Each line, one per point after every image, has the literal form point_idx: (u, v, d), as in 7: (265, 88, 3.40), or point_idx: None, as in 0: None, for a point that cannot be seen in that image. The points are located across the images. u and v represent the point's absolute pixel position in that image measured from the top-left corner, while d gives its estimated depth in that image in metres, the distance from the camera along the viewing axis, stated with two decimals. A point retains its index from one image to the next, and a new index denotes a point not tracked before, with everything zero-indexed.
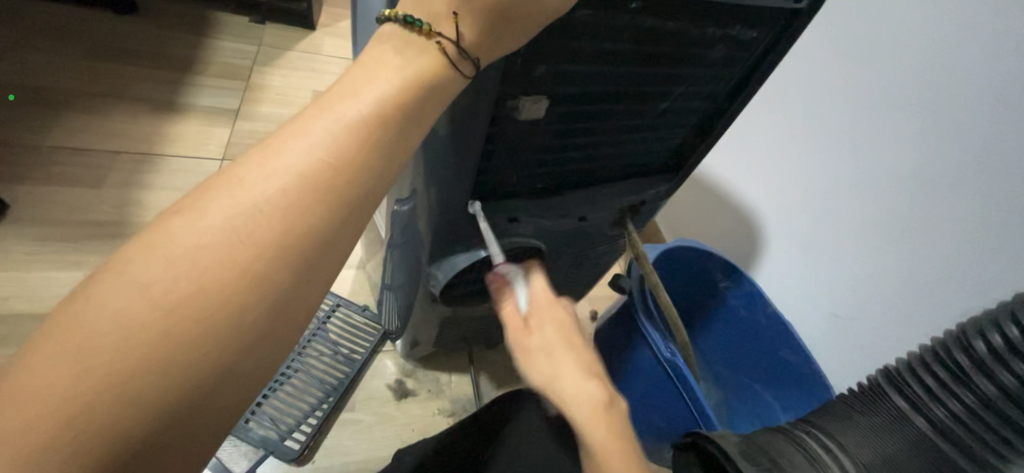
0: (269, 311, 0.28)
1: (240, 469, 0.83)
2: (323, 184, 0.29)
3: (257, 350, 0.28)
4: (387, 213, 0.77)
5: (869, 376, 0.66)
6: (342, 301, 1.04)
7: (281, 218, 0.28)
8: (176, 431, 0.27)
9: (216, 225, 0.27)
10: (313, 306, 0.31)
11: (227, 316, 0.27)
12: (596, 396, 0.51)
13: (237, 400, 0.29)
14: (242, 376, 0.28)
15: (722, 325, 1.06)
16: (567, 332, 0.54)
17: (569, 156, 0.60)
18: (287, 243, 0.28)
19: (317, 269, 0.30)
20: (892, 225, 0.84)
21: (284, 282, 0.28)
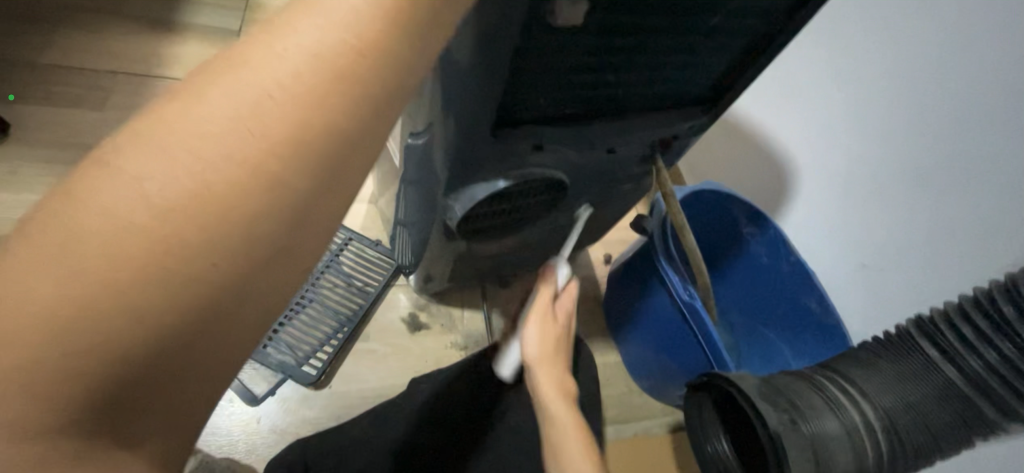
0: (288, 221, 0.25)
1: (261, 390, 0.86)
2: (342, 72, 0.25)
3: (274, 262, 0.26)
4: (399, 142, 0.72)
5: (898, 325, 0.63)
6: (353, 235, 1.03)
7: (293, 111, 0.24)
8: (193, 343, 0.25)
9: (219, 114, 0.23)
10: (335, 220, 0.28)
11: (237, 222, 0.24)
12: (567, 386, 0.66)
13: (256, 315, 0.27)
14: (260, 290, 0.26)
15: (742, 272, 1.03)
16: (562, 337, 0.68)
17: (604, 78, 0.54)
18: (300, 141, 0.24)
19: (339, 175, 0.27)
20: (947, 170, 0.77)
21: (300, 187, 0.25)
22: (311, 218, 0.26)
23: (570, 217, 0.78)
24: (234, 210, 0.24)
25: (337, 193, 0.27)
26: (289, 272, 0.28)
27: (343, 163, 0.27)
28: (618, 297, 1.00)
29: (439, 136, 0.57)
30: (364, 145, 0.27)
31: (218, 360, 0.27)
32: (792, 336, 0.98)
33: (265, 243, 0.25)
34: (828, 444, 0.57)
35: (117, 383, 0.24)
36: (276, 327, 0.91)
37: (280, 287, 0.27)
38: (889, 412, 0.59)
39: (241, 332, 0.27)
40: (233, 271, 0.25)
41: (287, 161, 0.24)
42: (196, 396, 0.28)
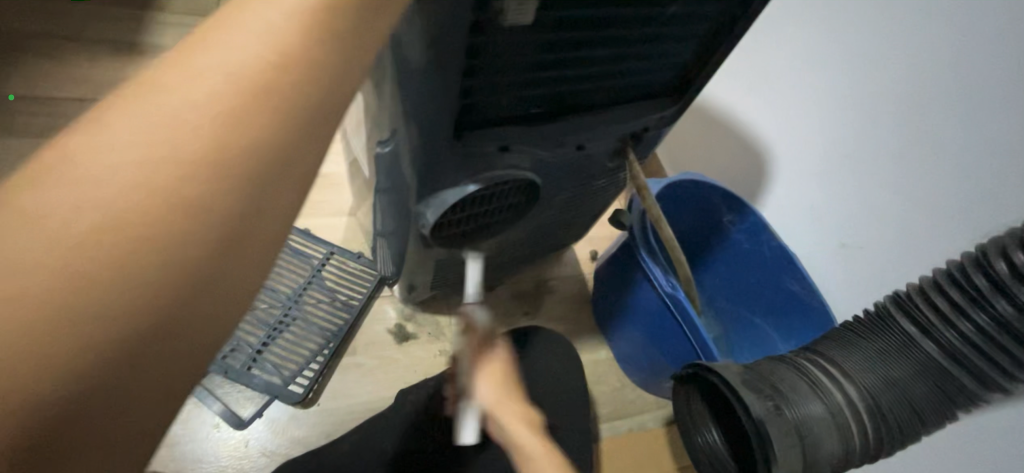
0: (205, 241, 0.27)
1: (248, 413, 0.85)
2: (240, 97, 0.27)
3: (220, 270, 0.28)
4: (369, 154, 0.72)
5: (876, 303, 0.63)
6: (335, 249, 1.02)
7: (196, 138, 0.26)
8: (119, 372, 0.26)
9: (122, 147, 0.25)
10: (257, 239, 0.30)
11: (151, 246, 0.26)
12: (531, 419, 0.61)
13: (185, 339, 0.28)
14: (185, 313, 0.28)
15: (727, 260, 1.03)
16: (508, 372, 0.64)
17: (564, 76, 0.54)
18: (208, 164, 0.26)
19: (256, 194, 0.29)
20: (918, 145, 0.77)
21: (213, 208, 0.27)
22: (249, 225, 0.29)
23: (547, 216, 0.78)
24: (179, 222, 0.26)
25: (276, 201, 0.30)
26: (234, 281, 0.29)
27: (276, 169, 0.29)
28: (604, 293, 1.00)
29: (405, 144, 0.57)
30: (279, 163, 0.29)
31: (151, 389, 0.28)
32: (779, 321, 0.98)
33: (211, 252, 0.28)
34: (813, 427, 0.57)
35: (37, 423, 0.24)
36: (260, 347, 0.90)
37: (209, 309, 0.29)
38: (872, 392, 0.59)
39: (171, 359, 0.28)
40: (184, 278, 0.27)
41: (228, 174, 0.27)
42: (145, 412, 0.28)
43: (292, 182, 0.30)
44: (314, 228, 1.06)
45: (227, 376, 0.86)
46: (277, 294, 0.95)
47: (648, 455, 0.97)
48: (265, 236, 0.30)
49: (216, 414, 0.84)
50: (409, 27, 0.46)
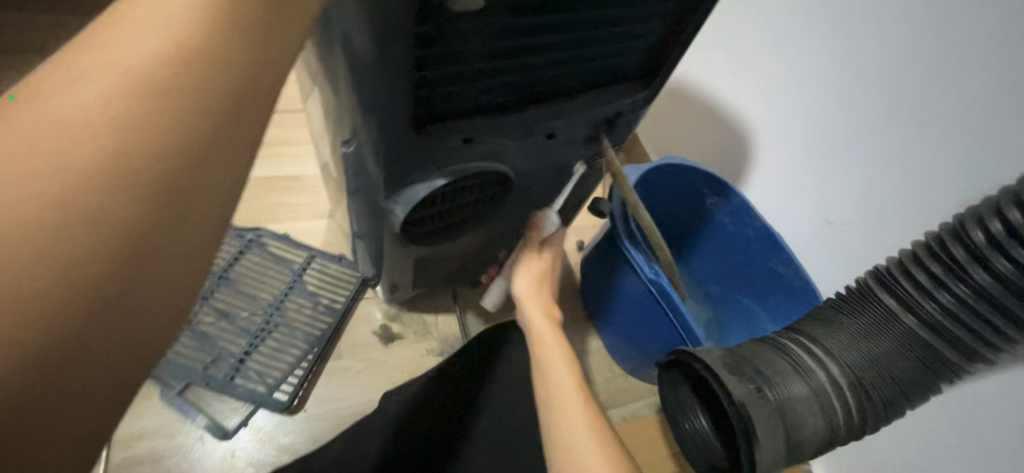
0: (135, 242, 0.26)
1: (233, 424, 0.84)
2: (156, 95, 0.26)
3: (150, 273, 0.27)
4: (338, 155, 0.71)
5: (858, 278, 0.63)
6: (315, 253, 1.01)
7: (111, 139, 0.25)
8: (52, 381, 0.25)
9: (28, 157, 0.24)
10: (195, 238, 0.29)
11: (78, 250, 0.25)
12: (552, 320, 0.78)
13: (125, 342, 0.27)
14: (122, 317, 0.27)
15: (712, 243, 1.03)
16: (544, 279, 0.83)
17: (527, 62, 0.52)
18: (128, 166, 0.26)
19: (190, 191, 0.28)
20: (895, 117, 0.77)
21: (143, 206, 0.26)
22: (177, 226, 0.28)
23: (525, 208, 0.77)
24: (102, 226, 0.25)
25: (206, 202, 0.29)
26: (172, 278, 0.29)
27: (199, 171, 0.28)
28: (590, 283, 0.99)
29: (365, 141, 0.55)
30: (209, 159, 0.28)
31: (91, 396, 0.27)
32: (766, 302, 0.97)
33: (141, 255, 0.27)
34: (796, 407, 0.57)
35: None
36: (243, 356, 0.88)
37: (150, 311, 0.28)
38: (856, 369, 0.59)
39: (113, 363, 0.27)
40: (114, 282, 0.26)
41: (152, 174, 0.26)
42: (80, 425, 0.27)
43: (229, 180, 0.30)
44: (294, 232, 1.04)
45: (210, 387, 0.85)
46: (258, 301, 0.94)
47: (642, 442, 0.97)
48: (205, 234, 0.30)
49: (201, 428, 0.83)
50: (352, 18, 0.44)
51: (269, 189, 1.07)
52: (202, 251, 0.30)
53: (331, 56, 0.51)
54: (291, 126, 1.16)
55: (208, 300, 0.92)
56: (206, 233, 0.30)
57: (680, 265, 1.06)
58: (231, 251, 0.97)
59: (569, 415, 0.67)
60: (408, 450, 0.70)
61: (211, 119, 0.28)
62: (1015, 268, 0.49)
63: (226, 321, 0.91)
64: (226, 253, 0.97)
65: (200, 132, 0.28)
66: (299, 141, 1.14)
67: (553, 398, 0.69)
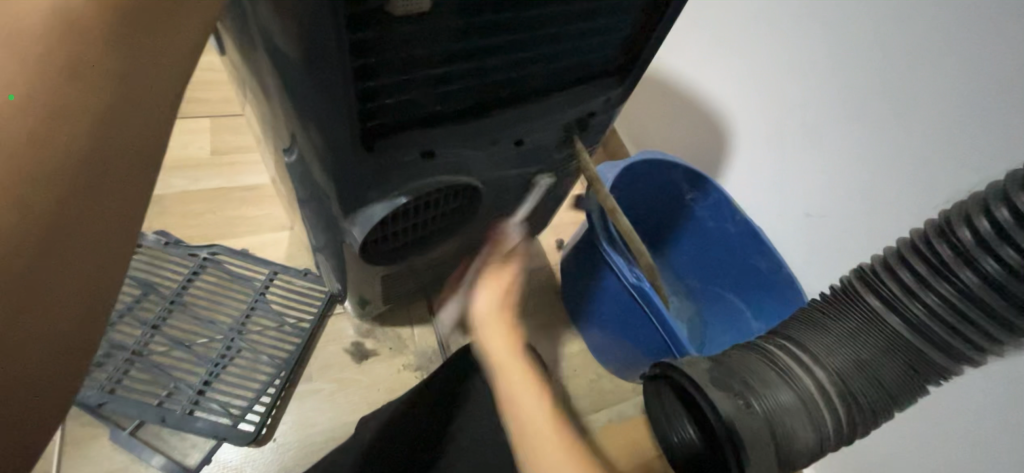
0: (41, 202, 0.30)
1: (195, 461, 0.79)
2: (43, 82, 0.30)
3: (71, 230, 0.32)
4: (287, 170, 0.65)
5: (841, 277, 0.62)
6: (278, 269, 0.94)
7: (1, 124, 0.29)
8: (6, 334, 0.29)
9: None
10: (113, 191, 0.34)
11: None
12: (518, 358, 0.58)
13: (74, 295, 0.32)
14: (56, 269, 0.31)
15: (692, 239, 1.00)
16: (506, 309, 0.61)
17: (486, 64, 0.48)
18: (36, 140, 0.30)
19: (93, 156, 0.32)
20: (873, 108, 0.75)
21: (48, 173, 0.30)
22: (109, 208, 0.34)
23: (499, 215, 0.72)
24: (18, 189, 0.29)
25: (130, 180, 0.35)
26: (99, 232, 0.33)
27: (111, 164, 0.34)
28: (570, 287, 0.95)
29: (313, 158, 0.50)
30: (106, 130, 0.33)
31: (50, 352, 0.31)
32: (747, 297, 0.95)
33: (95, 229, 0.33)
34: (784, 418, 0.56)
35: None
36: (202, 387, 0.82)
37: (89, 263, 0.33)
38: (841, 373, 0.58)
39: (65, 316, 0.32)
40: (40, 230, 0.30)
41: (62, 167, 0.31)
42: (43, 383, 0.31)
43: (134, 144, 0.34)
44: (254, 247, 0.97)
45: (166, 424, 0.78)
46: (217, 326, 0.87)
47: None
48: (125, 188, 0.34)
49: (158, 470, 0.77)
50: (275, 16, 0.39)
51: (222, 201, 1.00)
52: (122, 205, 0.35)
53: (262, 63, 0.46)
54: (243, 132, 1.07)
55: (160, 328, 0.85)
56: (133, 203, 0.35)
57: (661, 262, 1.03)
58: (183, 272, 0.90)
59: (540, 432, 0.54)
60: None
61: (118, 105, 0.33)
62: (1001, 268, 0.48)
63: (181, 350, 0.84)
64: (177, 275, 0.89)
65: (93, 107, 0.32)
66: (253, 148, 1.06)
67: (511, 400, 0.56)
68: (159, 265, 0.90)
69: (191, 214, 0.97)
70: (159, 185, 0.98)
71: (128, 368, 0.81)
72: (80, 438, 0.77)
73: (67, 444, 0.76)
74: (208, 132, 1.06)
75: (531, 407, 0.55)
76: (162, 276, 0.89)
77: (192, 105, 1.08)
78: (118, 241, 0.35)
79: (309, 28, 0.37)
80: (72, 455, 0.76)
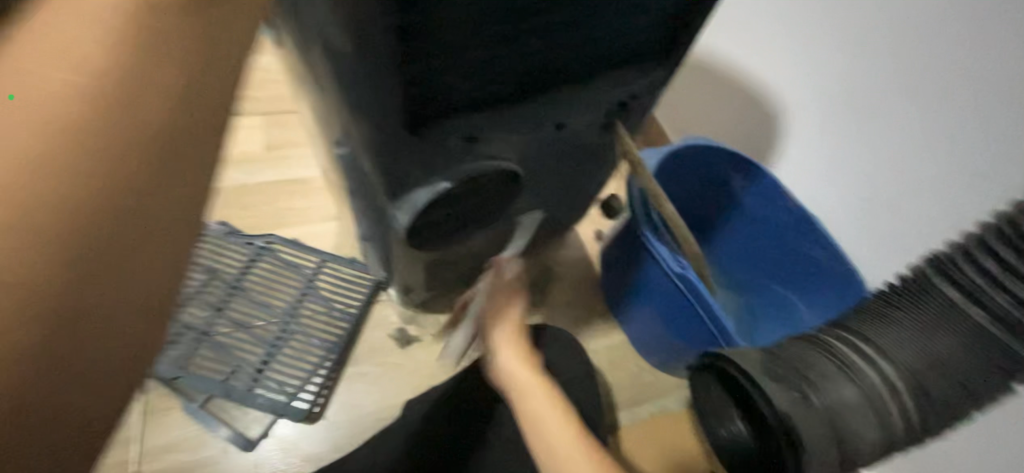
0: (169, 124, 0.31)
1: (255, 433, 0.85)
2: (126, 23, 0.29)
3: (147, 181, 0.30)
4: (335, 159, 0.68)
5: (911, 267, 0.58)
6: (328, 257, 0.99)
7: (84, 61, 0.28)
8: (73, 307, 0.27)
9: (47, 82, 0.27)
10: (194, 125, 0.32)
11: (119, 139, 0.28)
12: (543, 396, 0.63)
13: (141, 244, 0.30)
14: (150, 213, 0.30)
15: (739, 228, 0.96)
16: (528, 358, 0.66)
17: (529, 49, 0.48)
18: (113, 76, 0.29)
19: (175, 95, 0.31)
20: (948, 84, 0.70)
21: (161, 101, 0.30)
22: (124, 160, 0.29)
23: (538, 203, 0.71)
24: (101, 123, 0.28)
25: (187, 132, 0.32)
26: (157, 183, 0.30)
27: (202, 122, 0.33)
28: (613, 277, 0.93)
29: (359, 142, 0.52)
30: (216, 66, 0.33)
31: (120, 309, 0.30)
32: (798, 288, 0.91)
33: (113, 190, 0.28)
34: (846, 413, 0.53)
35: (29, 352, 0.26)
36: (261, 366, 0.88)
37: (168, 214, 0.32)
38: (912, 370, 0.54)
39: (140, 273, 0.31)
40: (101, 193, 0.28)
41: (105, 107, 0.28)
42: (115, 345, 0.30)
43: (195, 69, 0.32)
44: (305, 236, 1.02)
45: (231, 398, 0.85)
46: (272, 310, 0.93)
47: (673, 440, 0.92)
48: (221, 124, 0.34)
49: (225, 440, 0.83)
50: None
51: (276, 194, 1.05)
52: (202, 141, 0.33)
53: (318, 58, 0.48)
54: (296, 128, 1.13)
55: (223, 311, 0.91)
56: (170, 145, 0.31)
57: (707, 253, 0.99)
58: (242, 260, 0.96)
59: None
60: (427, 450, 0.71)
61: (147, 54, 0.30)
62: None
63: (242, 332, 0.90)
64: (237, 263, 0.96)
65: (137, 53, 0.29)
66: (304, 142, 1.12)
67: (551, 453, 0.60)
68: (221, 253, 0.96)
69: (247, 206, 1.03)
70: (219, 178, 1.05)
71: (197, 346, 0.88)
72: (156, 409, 0.84)
73: (145, 417, 0.83)
74: (262, 129, 1.12)
75: (575, 464, 0.58)
76: (224, 263, 0.95)
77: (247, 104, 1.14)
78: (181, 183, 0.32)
79: None
80: (150, 427, 0.83)
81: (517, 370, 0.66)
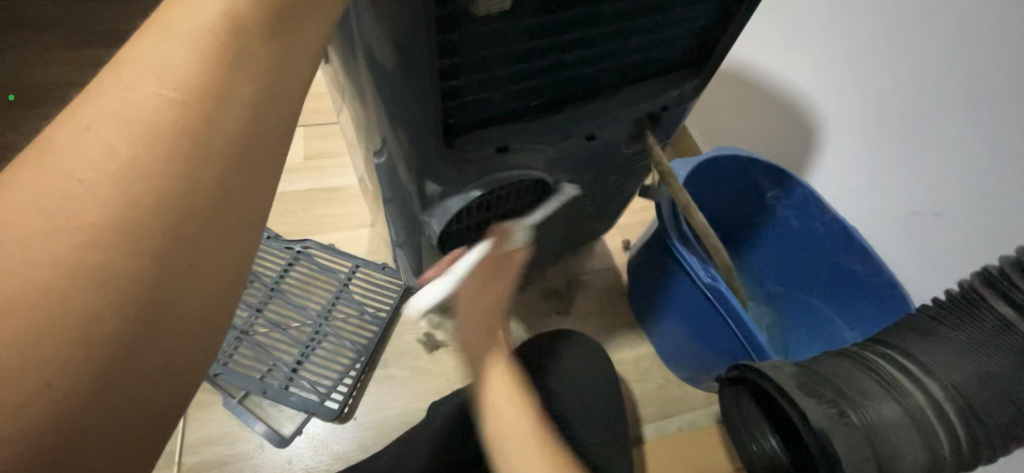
0: (240, 140, 0.32)
1: (289, 430, 0.88)
2: (202, 40, 0.30)
3: (221, 196, 0.32)
4: (372, 168, 0.71)
5: (959, 281, 0.56)
6: (360, 262, 1.03)
7: (164, 78, 0.29)
8: (153, 310, 0.29)
9: (131, 98, 0.29)
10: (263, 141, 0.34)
11: (198, 154, 0.30)
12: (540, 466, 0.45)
13: (211, 253, 0.32)
14: (221, 224, 0.32)
15: (772, 239, 0.94)
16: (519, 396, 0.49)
17: (561, 60, 0.49)
18: (193, 94, 0.30)
19: (247, 111, 0.32)
20: (993, 95, 0.67)
21: (234, 117, 0.32)
22: (205, 170, 0.31)
23: (566, 211, 0.72)
24: (181, 138, 0.30)
25: (257, 149, 0.34)
26: (229, 195, 0.32)
27: (274, 135, 0.35)
28: (640, 287, 0.93)
29: (396, 152, 0.55)
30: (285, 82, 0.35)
31: (191, 313, 0.32)
32: (835, 303, 0.88)
33: (195, 197, 0.30)
34: (888, 432, 0.51)
35: (113, 352, 0.28)
36: (296, 366, 0.91)
37: (237, 225, 0.33)
38: (960, 389, 0.52)
39: (208, 279, 0.32)
40: (182, 205, 0.30)
41: (186, 124, 0.30)
42: (185, 347, 0.32)
43: (264, 86, 0.33)
44: (340, 242, 1.06)
45: (267, 396, 0.88)
46: (307, 312, 0.96)
47: (701, 456, 0.90)
48: (281, 140, 0.35)
49: (260, 436, 0.87)
50: (377, 31, 0.43)
51: (313, 201, 1.10)
52: (268, 156, 0.35)
53: (361, 74, 0.52)
54: (334, 139, 1.19)
55: (261, 311, 0.96)
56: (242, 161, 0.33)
57: (738, 264, 0.97)
58: (281, 263, 1.01)
59: None
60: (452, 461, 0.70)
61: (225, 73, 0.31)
62: None
63: (279, 332, 0.94)
64: (276, 266, 1.00)
65: (214, 68, 0.31)
66: (341, 152, 1.17)
67: None
68: (261, 256, 1.01)
69: (287, 212, 1.08)
70: None
71: (237, 345, 0.92)
72: (200, 403, 0.89)
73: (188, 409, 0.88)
74: (302, 139, 1.17)
75: None
76: (264, 266, 1.00)
77: None
78: (248, 196, 0.34)
79: (400, 45, 0.42)
80: (193, 420, 0.87)
81: (508, 423, 0.47)
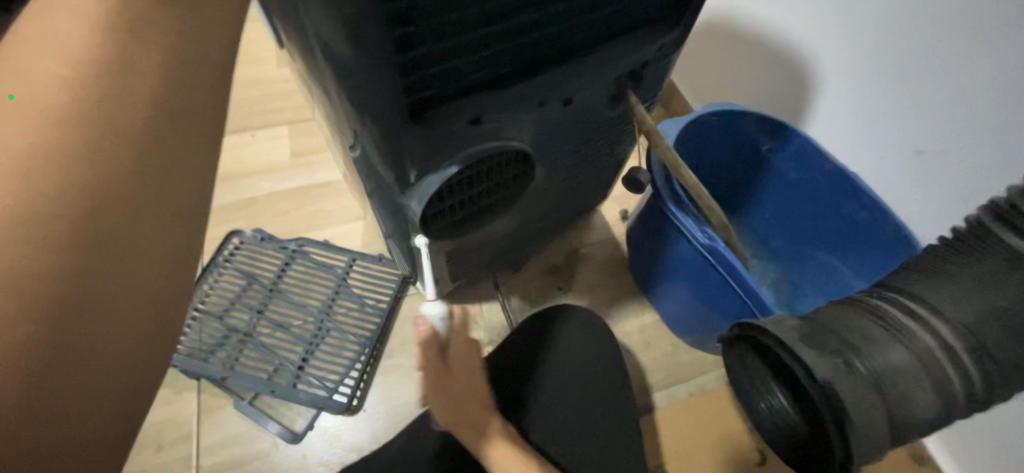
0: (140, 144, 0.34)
1: (301, 426, 0.89)
2: (90, 67, 0.33)
3: (126, 186, 0.33)
4: (349, 158, 0.69)
5: (966, 217, 0.54)
6: (356, 256, 1.02)
7: (59, 97, 0.32)
8: (77, 297, 0.29)
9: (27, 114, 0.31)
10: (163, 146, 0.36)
11: (97, 154, 0.32)
12: None
13: (133, 238, 0.33)
14: (135, 212, 0.33)
15: (772, 195, 0.91)
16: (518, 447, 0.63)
17: (525, 22, 0.47)
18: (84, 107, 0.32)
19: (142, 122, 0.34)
20: (995, 19, 0.62)
21: (131, 124, 0.34)
22: (112, 165, 0.32)
23: (554, 184, 0.70)
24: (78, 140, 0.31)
25: (158, 147, 0.36)
26: (136, 186, 0.34)
27: (177, 141, 0.37)
28: (640, 255, 0.91)
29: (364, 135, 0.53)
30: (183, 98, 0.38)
31: (122, 297, 0.32)
32: (841, 253, 0.85)
33: (105, 190, 0.32)
34: (896, 379, 0.50)
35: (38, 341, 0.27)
36: (301, 363, 0.92)
37: (154, 216, 0.35)
38: (971, 328, 0.50)
39: (136, 263, 0.33)
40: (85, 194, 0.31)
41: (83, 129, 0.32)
42: (124, 333, 0.32)
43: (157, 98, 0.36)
44: (334, 238, 1.05)
45: (275, 394, 0.89)
46: (308, 309, 0.96)
47: (714, 418, 0.89)
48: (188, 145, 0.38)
49: (274, 435, 0.88)
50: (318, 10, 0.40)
51: (305, 198, 1.09)
52: (172, 159, 0.37)
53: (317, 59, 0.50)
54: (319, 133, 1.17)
55: (263, 313, 0.96)
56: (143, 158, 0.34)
57: (738, 223, 0.95)
58: (278, 264, 1.01)
59: None
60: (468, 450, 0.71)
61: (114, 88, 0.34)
62: None
63: (282, 332, 0.94)
64: (274, 266, 1.00)
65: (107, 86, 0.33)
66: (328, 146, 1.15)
67: None
68: (258, 258, 1.01)
69: (279, 212, 1.07)
70: (251, 188, 1.09)
71: (242, 347, 0.93)
72: (210, 408, 0.90)
73: (200, 413, 0.89)
74: (288, 137, 1.16)
75: None
76: (261, 268, 1.00)
77: (272, 115, 1.18)
78: (160, 192, 0.36)
79: (346, 21, 0.39)
80: (207, 423, 0.88)
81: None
